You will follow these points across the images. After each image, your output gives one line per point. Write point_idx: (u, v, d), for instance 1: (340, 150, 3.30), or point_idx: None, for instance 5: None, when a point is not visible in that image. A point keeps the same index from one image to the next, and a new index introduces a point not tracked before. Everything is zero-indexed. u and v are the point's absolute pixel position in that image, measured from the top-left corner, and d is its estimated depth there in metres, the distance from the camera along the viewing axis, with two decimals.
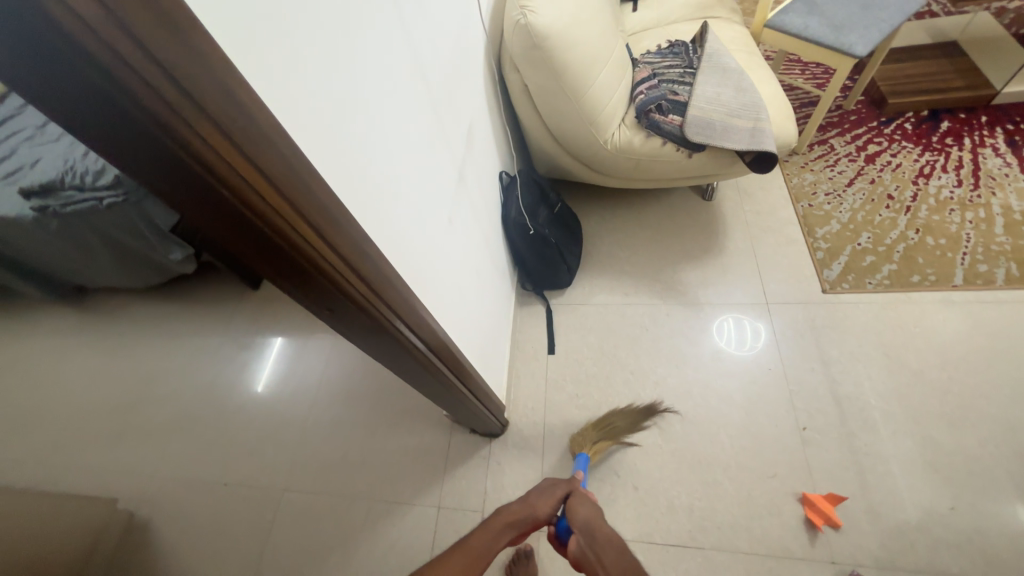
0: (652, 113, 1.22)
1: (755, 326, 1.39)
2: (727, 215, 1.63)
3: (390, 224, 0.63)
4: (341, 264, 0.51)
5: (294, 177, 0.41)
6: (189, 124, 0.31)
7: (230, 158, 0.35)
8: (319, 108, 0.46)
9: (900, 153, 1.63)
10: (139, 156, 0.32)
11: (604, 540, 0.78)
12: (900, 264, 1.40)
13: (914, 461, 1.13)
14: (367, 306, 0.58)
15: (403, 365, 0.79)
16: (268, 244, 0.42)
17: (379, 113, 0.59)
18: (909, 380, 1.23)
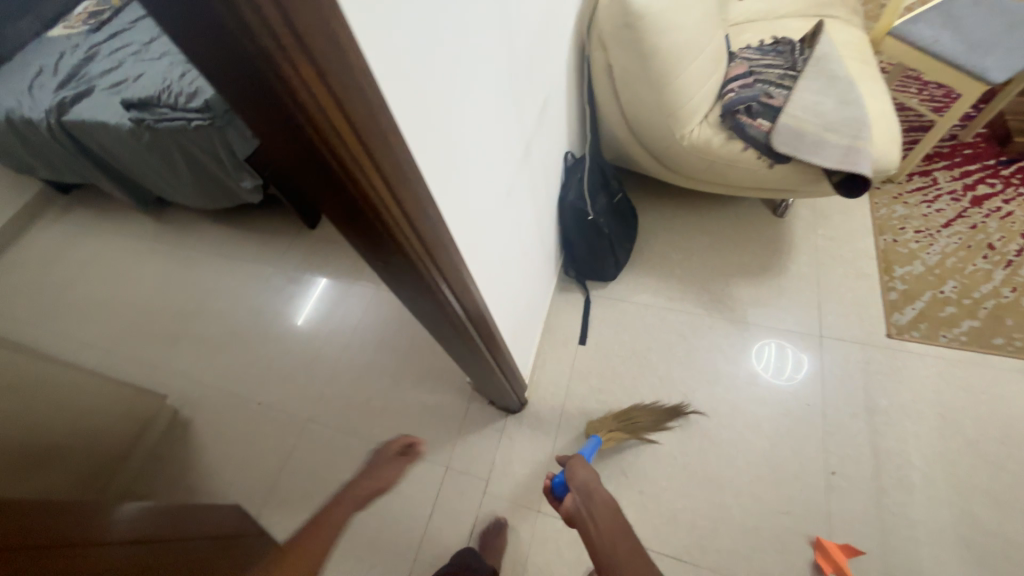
0: (739, 114, 1.14)
1: (801, 358, 1.31)
2: (796, 236, 1.52)
3: (453, 187, 0.63)
4: (404, 221, 0.52)
5: (376, 128, 0.41)
6: (291, 62, 0.32)
7: (321, 101, 0.35)
8: (407, 57, 0.46)
9: (1014, 201, 1.44)
10: (239, 83, 0.33)
11: (599, 499, 0.88)
12: (984, 323, 1.26)
13: (948, 533, 1.04)
14: (420, 267, 0.60)
15: (441, 329, 0.81)
16: (339, 190, 0.43)
17: (460, 72, 0.58)
18: (964, 448, 1.13)
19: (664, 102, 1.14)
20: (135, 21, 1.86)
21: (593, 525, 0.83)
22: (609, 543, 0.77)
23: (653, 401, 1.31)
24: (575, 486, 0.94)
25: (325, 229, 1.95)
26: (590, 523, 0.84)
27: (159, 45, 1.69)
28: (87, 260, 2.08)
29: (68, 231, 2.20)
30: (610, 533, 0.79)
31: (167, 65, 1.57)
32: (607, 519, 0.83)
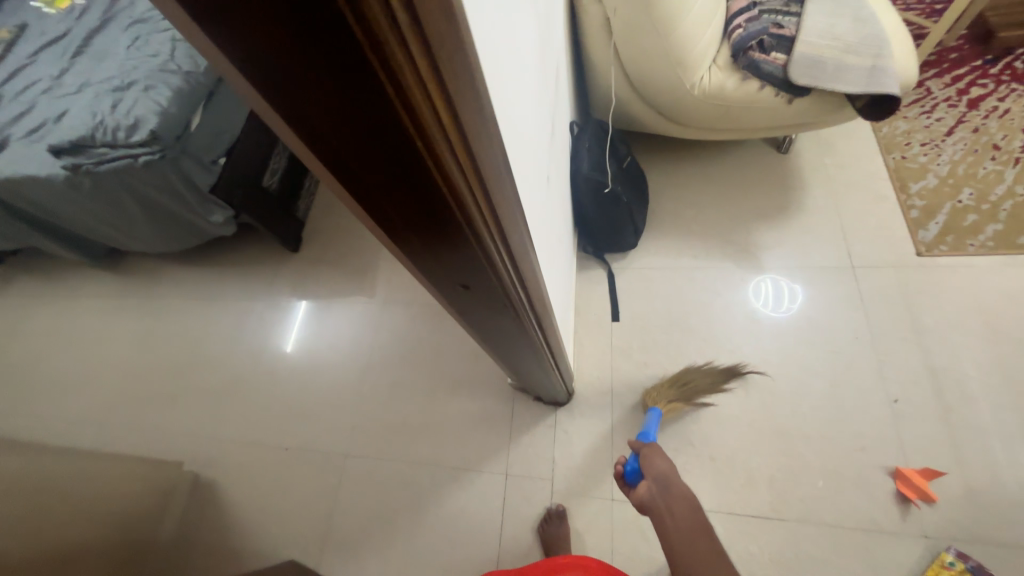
0: (751, 50, 1.07)
1: (790, 288, 1.33)
2: (806, 170, 1.49)
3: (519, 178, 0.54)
4: (495, 232, 0.44)
5: (479, 129, 0.34)
6: (409, 57, 0.24)
7: (434, 103, 0.28)
8: (482, 22, 0.36)
9: (1009, 97, 1.44)
10: (323, 81, 0.24)
11: (681, 496, 0.75)
12: (1007, 224, 1.27)
13: (1017, 436, 1.06)
14: (505, 282, 0.52)
15: (507, 338, 0.73)
16: (438, 210, 0.36)
17: (511, 39, 0.48)
18: (1012, 351, 1.14)
19: (673, 50, 1.05)
20: (35, 50, 1.59)
21: (670, 522, 0.72)
22: (688, 545, 0.66)
23: (705, 362, 1.27)
24: (649, 476, 0.83)
25: (311, 251, 1.80)
26: (666, 517, 0.74)
27: (75, 75, 1.45)
28: (47, 332, 1.85)
29: (15, 304, 1.96)
30: (689, 532, 0.68)
31: (92, 97, 1.35)
32: (687, 517, 0.71)
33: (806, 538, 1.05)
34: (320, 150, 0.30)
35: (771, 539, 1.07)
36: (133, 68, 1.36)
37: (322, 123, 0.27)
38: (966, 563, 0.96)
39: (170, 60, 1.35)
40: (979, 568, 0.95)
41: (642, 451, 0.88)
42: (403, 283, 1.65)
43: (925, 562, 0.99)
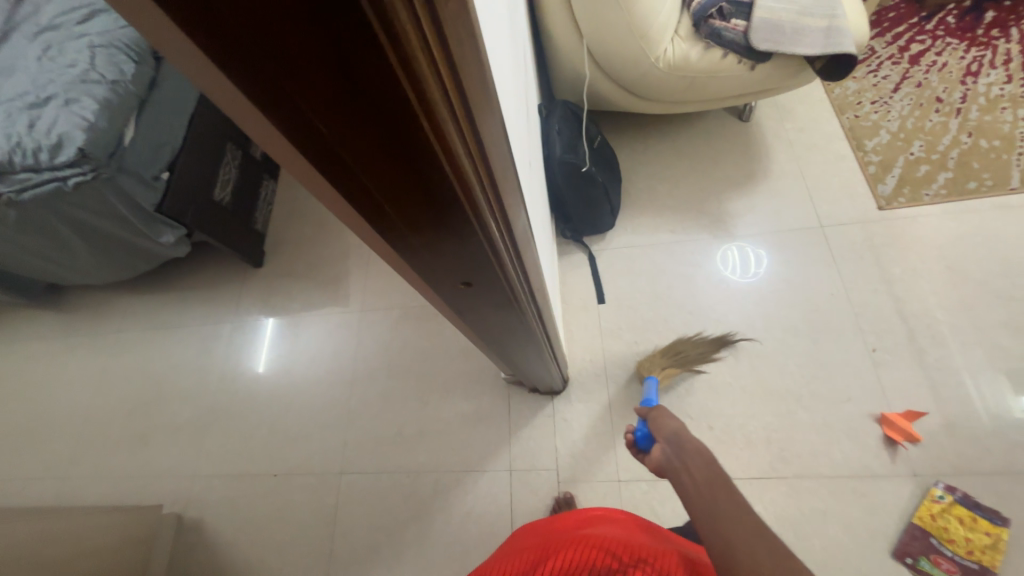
0: (712, 19, 1.07)
1: (755, 255, 1.36)
2: (768, 136, 1.52)
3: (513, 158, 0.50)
4: (500, 221, 0.41)
5: (483, 106, 0.31)
6: (414, 21, 0.21)
7: (440, 77, 0.25)
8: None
9: (945, 51, 1.51)
10: (318, 55, 0.21)
11: (696, 453, 0.69)
12: (955, 171, 1.34)
13: (986, 370, 1.13)
14: (510, 275, 0.49)
15: (507, 334, 0.70)
16: (444, 200, 0.33)
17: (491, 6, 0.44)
18: (973, 291, 1.21)
19: (636, 24, 1.03)
20: None
21: (687, 482, 0.67)
22: (709, 504, 0.59)
23: (693, 333, 1.29)
24: (663, 438, 0.79)
25: (276, 264, 1.70)
26: (682, 475, 0.68)
27: None
28: None
29: None
30: (707, 490, 0.61)
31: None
32: (704, 474, 0.64)
33: (807, 492, 1.09)
34: (310, 142, 0.27)
35: (775, 498, 1.09)
36: (49, 81, 1.21)
37: (313, 107, 0.24)
38: (954, 495, 1.02)
39: (90, 68, 1.21)
40: (967, 498, 1.02)
41: (652, 415, 0.86)
42: (379, 288, 1.58)
43: (917, 499, 1.04)
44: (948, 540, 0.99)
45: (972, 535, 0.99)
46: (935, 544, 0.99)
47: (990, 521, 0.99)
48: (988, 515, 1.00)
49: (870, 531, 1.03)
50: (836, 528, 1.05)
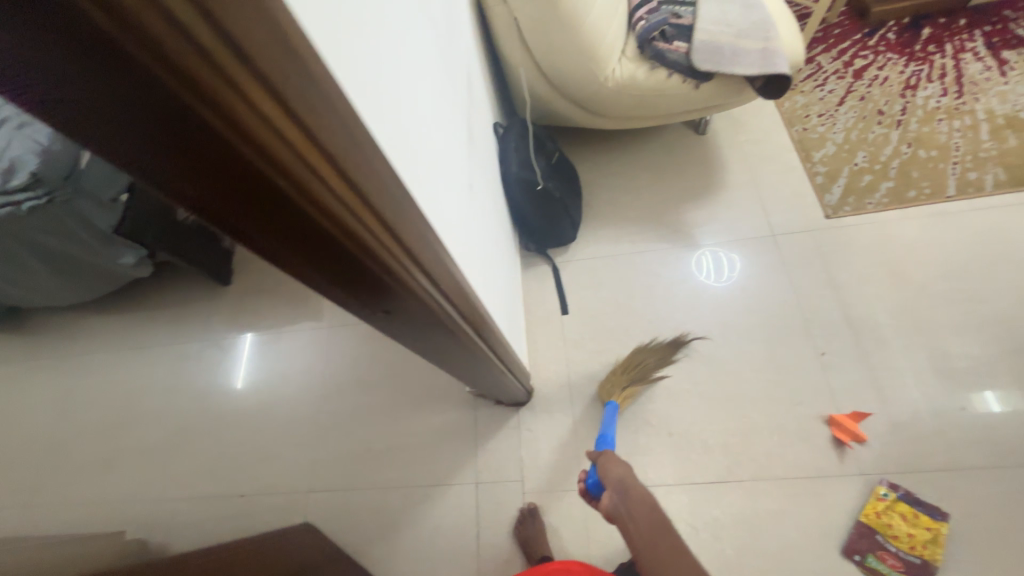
0: (655, 41, 1.12)
1: (729, 258, 1.41)
2: (723, 148, 1.58)
3: (428, 184, 0.53)
4: (409, 260, 0.44)
5: (368, 169, 0.34)
6: (268, 124, 0.24)
7: (309, 159, 0.28)
8: (346, 22, 0.33)
9: (886, 66, 1.59)
10: (180, 151, 0.24)
11: (641, 495, 0.79)
12: (896, 180, 1.40)
13: (927, 370, 1.18)
14: (430, 303, 0.52)
15: (450, 354, 0.72)
16: (339, 253, 0.36)
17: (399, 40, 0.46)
18: (915, 294, 1.27)
19: (583, 46, 1.08)
20: None
21: (634, 529, 0.75)
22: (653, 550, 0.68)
23: (652, 340, 1.32)
24: (610, 484, 0.86)
25: (245, 282, 1.70)
26: (629, 524, 0.76)
27: None
28: None
29: None
30: (651, 536, 0.71)
31: None
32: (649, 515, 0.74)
33: (762, 494, 1.12)
34: (180, 201, 0.28)
35: (732, 500, 1.12)
36: (6, 104, 1.21)
37: (162, 172, 0.25)
38: (897, 492, 1.06)
39: None
40: (909, 495, 1.06)
41: (600, 460, 0.91)
42: None
43: (864, 497, 1.07)
44: (892, 536, 1.02)
45: (914, 531, 1.02)
46: (880, 541, 1.02)
47: (931, 516, 1.03)
48: (929, 510, 1.03)
49: (821, 530, 1.06)
50: (790, 528, 1.08)
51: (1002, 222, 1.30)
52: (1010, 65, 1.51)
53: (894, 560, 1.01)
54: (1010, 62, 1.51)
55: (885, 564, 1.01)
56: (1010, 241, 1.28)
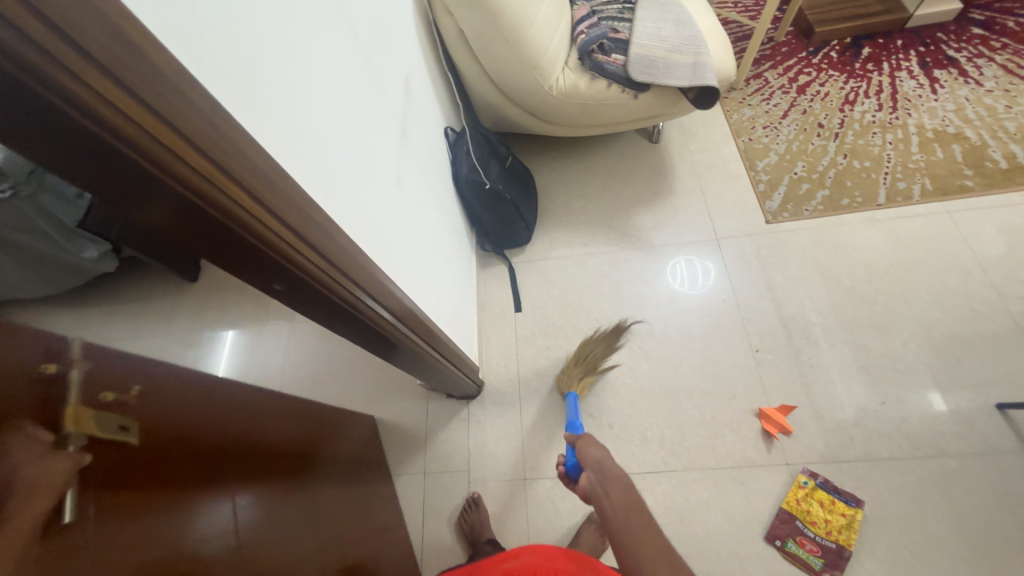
0: (594, 53, 1.20)
1: (706, 266, 1.44)
2: (674, 156, 1.65)
3: (326, 174, 0.59)
4: (296, 239, 0.51)
5: (243, 160, 0.41)
6: (137, 126, 0.31)
7: (179, 152, 0.35)
8: (218, 35, 0.40)
9: (828, 83, 1.69)
10: (62, 147, 0.31)
11: (620, 476, 0.79)
12: (831, 189, 1.49)
13: (851, 367, 1.25)
14: (327, 280, 0.59)
15: (372, 338, 0.78)
16: (223, 232, 0.43)
17: (293, 48, 0.53)
18: (844, 296, 1.34)
19: (525, 56, 1.15)
20: None
21: (608, 508, 0.75)
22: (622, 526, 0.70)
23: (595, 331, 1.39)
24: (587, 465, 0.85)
25: (213, 279, 1.74)
26: (604, 501, 0.76)
27: None
28: None
29: None
30: (625, 512, 0.72)
31: None
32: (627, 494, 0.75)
33: (693, 483, 1.17)
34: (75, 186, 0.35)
35: (666, 489, 1.17)
36: None
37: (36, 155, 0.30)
38: (816, 480, 1.12)
39: None
40: (827, 483, 1.12)
41: (576, 443, 0.91)
42: None
43: (787, 486, 1.13)
44: (811, 523, 1.08)
45: (832, 518, 1.08)
46: (800, 527, 1.08)
47: (846, 503, 1.09)
48: (845, 498, 1.10)
49: (746, 517, 1.12)
50: (717, 515, 1.13)
51: (926, 230, 1.39)
52: (941, 84, 1.61)
53: (812, 545, 1.06)
54: (940, 81, 1.61)
55: (803, 549, 1.06)
56: (932, 247, 1.36)
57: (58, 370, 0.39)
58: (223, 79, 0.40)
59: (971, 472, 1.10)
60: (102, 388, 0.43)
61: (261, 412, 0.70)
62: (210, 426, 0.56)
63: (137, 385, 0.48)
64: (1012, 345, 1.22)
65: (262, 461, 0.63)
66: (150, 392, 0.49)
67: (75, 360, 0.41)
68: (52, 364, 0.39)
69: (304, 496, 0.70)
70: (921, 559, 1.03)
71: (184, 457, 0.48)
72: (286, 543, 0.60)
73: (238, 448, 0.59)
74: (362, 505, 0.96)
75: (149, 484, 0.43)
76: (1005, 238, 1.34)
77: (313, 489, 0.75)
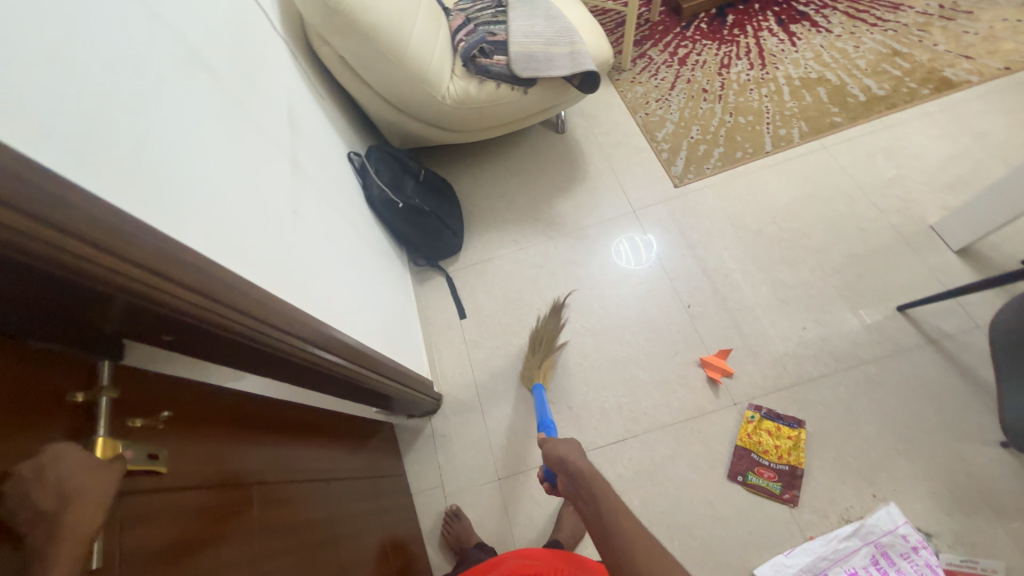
0: (477, 58, 1.24)
1: (647, 241, 1.50)
2: (582, 142, 1.73)
3: (218, 232, 0.62)
4: (184, 287, 0.50)
5: (90, 219, 0.41)
6: None
7: (12, 222, 0.35)
8: (26, 97, 0.40)
9: (704, 51, 1.83)
10: None
11: (598, 480, 0.73)
12: (725, 146, 1.61)
13: (773, 303, 1.35)
14: (231, 323, 0.57)
15: (312, 376, 0.79)
16: (86, 294, 0.42)
17: (157, 122, 0.57)
18: (754, 240, 1.45)
19: (411, 73, 1.18)
20: None
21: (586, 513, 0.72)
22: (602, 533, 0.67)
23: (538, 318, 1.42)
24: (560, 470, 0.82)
25: None
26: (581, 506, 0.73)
27: None
28: None
29: None
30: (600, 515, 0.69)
31: None
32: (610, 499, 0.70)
33: (656, 443, 1.22)
34: None
35: (632, 455, 1.21)
36: None
37: None
38: (761, 412, 1.20)
39: None
40: (771, 412, 1.20)
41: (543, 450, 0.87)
42: None
43: (737, 423, 1.21)
44: (764, 452, 1.15)
45: (782, 443, 1.16)
46: (756, 459, 1.15)
47: (790, 426, 1.18)
48: (788, 422, 1.18)
49: (708, 462, 1.18)
50: (683, 467, 1.18)
51: (811, 167, 1.53)
52: (797, 37, 1.78)
53: (769, 472, 1.13)
54: (797, 35, 1.79)
55: (762, 477, 1.13)
56: (819, 181, 1.50)
57: (90, 398, 0.43)
58: (85, 168, 0.44)
59: (889, 373, 1.22)
60: (126, 417, 0.47)
61: (281, 419, 0.76)
62: (230, 446, 0.60)
63: (166, 408, 0.52)
64: (900, 254, 1.36)
65: (277, 472, 0.69)
66: (177, 415, 0.54)
67: (106, 387, 0.44)
68: (81, 394, 0.43)
69: (317, 500, 0.77)
70: (863, 461, 1.13)
71: (194, 486, 0.52)
72: (298, 546, 0.67)
73: (258, 462, 0.65)
74: (377, 509, 1.01)
75: (164, 515, 0.47)
76: (876, 161, 1.50)
77: (327, 493, 0.81)
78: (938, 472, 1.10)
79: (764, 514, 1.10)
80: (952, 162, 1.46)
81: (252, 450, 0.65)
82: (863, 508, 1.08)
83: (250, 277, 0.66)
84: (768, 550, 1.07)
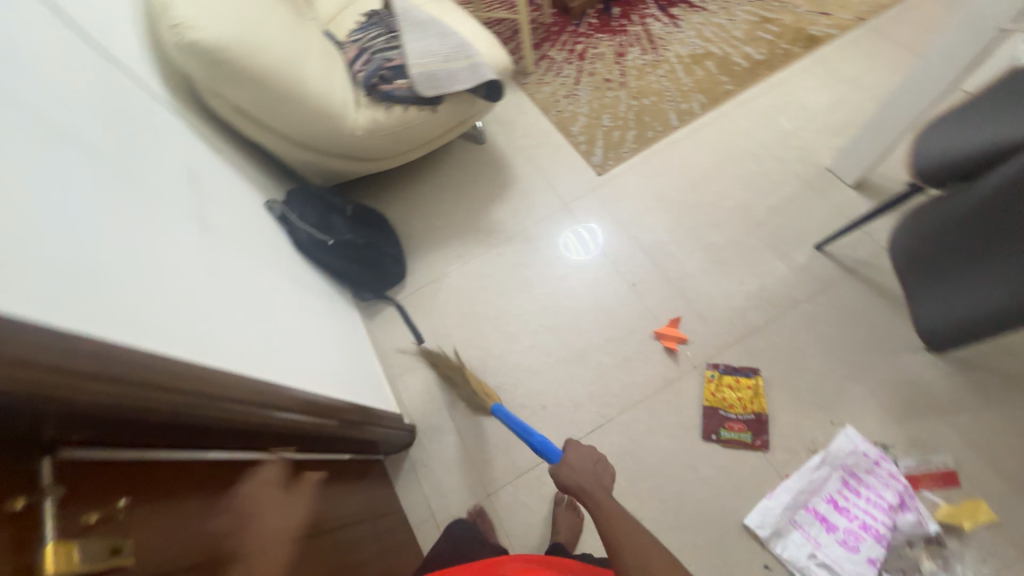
0: (379, 85, 1.26)
1: (590, 230, 1.55)
2: (503, 148, 1.76)
3: (125, 315, 0.57)
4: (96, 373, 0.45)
5: None
6: None
7: None
8: None
9: (599, 44, 1.92)
10: None
11: (593, 492, 0.77)
12: (637, 128, 1.69)
13: (710, 265, 1.42)
14: (161, 399, 0.52)
15: (271, 440, 0.75)
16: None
17: (26, 210, 0.51)
18: (681, 210, 1.53)
19: (316, 110, 1.18)
20: None
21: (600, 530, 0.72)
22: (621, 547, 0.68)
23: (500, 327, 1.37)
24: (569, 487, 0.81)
25: None
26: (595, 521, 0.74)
27: None
28: None
29: None
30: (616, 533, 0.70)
31: None
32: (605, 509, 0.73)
33: (631, 422, 1.25)
34: None
35: (611, 440, 1.23)
36: None
37: None
38: (719, 369, 1.26)
39: None
40: (728, 367, 1.26)
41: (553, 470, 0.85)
42: None
43: (701, 385, 1.26)
44: (730, 406, 1.21)
45: (743, 394, 1.22)
46: (723, 414, 1.20)
47: (747, 376, 1.24)
48: (744, 372, 1.25)
49: (683, 428, 1.22)
50: (660, 439, 1.21)
51: (716, 134, 1.63)
52: (679, 18, 1.91)
53: (738, 424, 1.19)
54: (679, 16, 1.92)
55: (733, 431, 1.18)
56: (725, 146, 1.61)
57: (29, 504, 0.37)
58: None
59: (822, 307, 1.31)
60: (82, 511, 0.41)
61: (265, 471, 0.70)
62: (202, 530, 0.54)
63: (126, 496, 0.47)
64: (807, 198, 1.48)
65: (269, 543, 0.62)
66: (135, 507, 0.47)
67: (49, 488, 0.39)
68: (20, 501, 0.37)
69: (320, 561, 0.71)
70: (816, 392, 1.21)
71: None
72: None
73: (238, 541, 0.58)
74: (382, 557, 0.94)
75: None
76: (770, 119, 1.63)
77: (330, 552, 0.75)
78: (882, 387, 1.19)
79: (742, 464, 1.15)
80: (832, 108, 1.61)
81: (235, 518, 0.60)
82: (826, 436, 1.16)
83: (171, 351, 0.61)
84: (752, 497, 1.12)
